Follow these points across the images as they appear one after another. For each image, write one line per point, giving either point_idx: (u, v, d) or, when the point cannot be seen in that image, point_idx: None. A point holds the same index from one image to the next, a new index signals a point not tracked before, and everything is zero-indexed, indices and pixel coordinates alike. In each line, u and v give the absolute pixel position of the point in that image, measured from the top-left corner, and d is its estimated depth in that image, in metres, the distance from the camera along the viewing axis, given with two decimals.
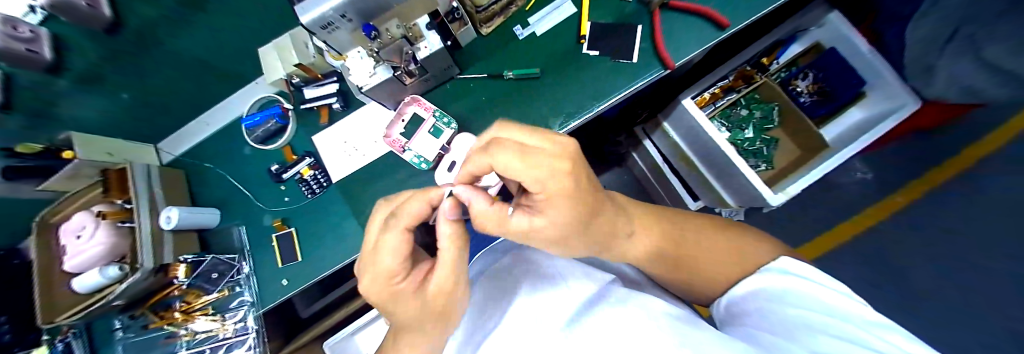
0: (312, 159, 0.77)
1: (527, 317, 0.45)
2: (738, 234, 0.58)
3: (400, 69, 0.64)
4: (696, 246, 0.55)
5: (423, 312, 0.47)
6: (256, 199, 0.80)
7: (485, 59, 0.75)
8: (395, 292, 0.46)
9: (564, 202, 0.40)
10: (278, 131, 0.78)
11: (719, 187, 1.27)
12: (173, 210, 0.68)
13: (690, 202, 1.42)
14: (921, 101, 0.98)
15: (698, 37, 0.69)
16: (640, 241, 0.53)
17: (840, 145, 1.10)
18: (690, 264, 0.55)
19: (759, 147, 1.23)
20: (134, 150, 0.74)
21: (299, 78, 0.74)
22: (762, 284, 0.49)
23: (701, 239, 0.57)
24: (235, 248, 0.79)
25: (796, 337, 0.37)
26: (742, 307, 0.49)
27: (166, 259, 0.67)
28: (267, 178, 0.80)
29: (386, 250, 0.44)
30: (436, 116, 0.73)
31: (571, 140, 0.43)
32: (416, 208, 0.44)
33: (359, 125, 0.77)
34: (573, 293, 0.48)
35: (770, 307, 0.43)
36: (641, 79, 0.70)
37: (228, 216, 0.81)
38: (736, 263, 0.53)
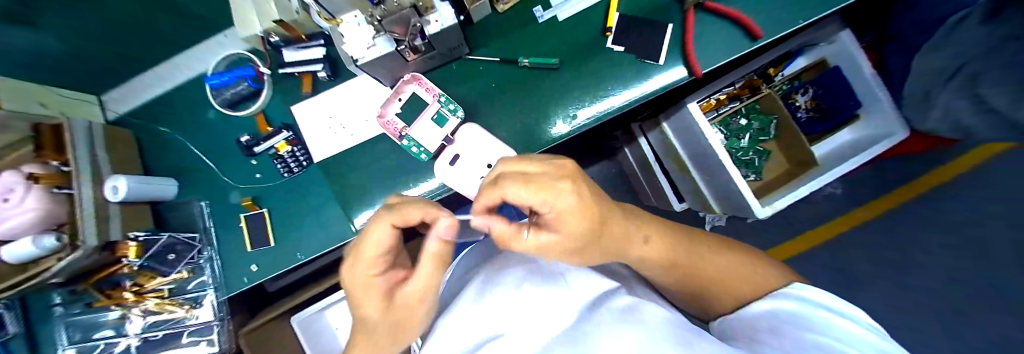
0: (291, 134, 0.68)
1: (525, 306, 0.41)
2: (756, 259, 0.55)
3: (404, 44, 0.55)
4: (716, 264, 0.53)
5: (385, 311, 0.46)
6: (222, 173, 0.71)
7: (497, 41, 0.68)
8: (370, 285, 0.45)
9: (577, 213, 0.39)
10: (250, 96, 0.68)
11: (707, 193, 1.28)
12: (120, 179, 0.57)
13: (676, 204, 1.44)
14: (906, 132, 1.00)
15: (728, 45, 0.65)
16: (653, 248, 0.50)
17: (829, 163, 1.12)
18: (708, 283, 0.52)
19: (752, 158, 1.24)
20: (74, 100, 0.62)
21: (278, 36, 0.63)
22: (774, 307, 0.44)
23: (719, 258, 0.54)
24: (195, 226, 0.70)
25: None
26: (747, 327, 0.45)
27: (113, 236, 0.57)
28: (235, 150, 0.71)
29: (372, 245, 0.42)
30: (441, 101, 0.64)
31: (567, 159, 0.46)
32: (411, 214, 0.43)
33: (348, 100, 0.68)
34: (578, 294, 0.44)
35: (779, 331, 0.39)
36: (663, 84, 0.65)
37: (191, 190, 0.72)
38: (755, 288, 0.49)
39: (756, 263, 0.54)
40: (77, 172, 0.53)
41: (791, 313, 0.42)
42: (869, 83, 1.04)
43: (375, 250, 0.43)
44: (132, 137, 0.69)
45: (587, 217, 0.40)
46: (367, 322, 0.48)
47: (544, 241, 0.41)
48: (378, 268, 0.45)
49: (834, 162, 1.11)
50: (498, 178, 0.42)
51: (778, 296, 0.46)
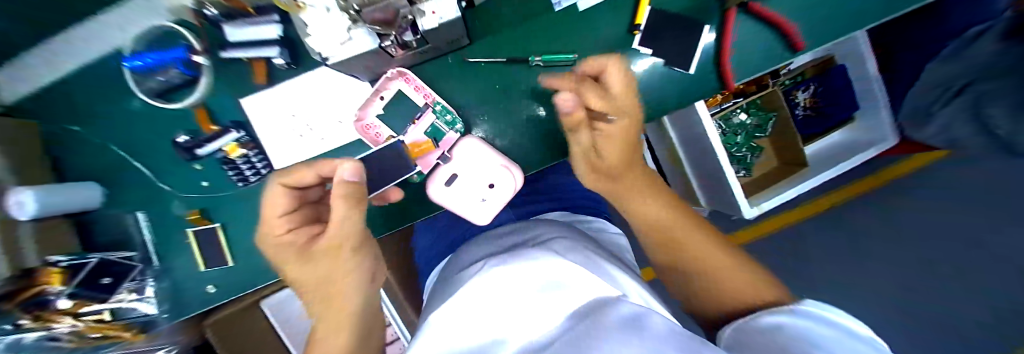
0: (245, 135, 0.55)
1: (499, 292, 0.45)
2: (761, 271, 0.54)
3: (389, 39, 0.42)
4: (720, 257, 0.56)
5: (317, 272, 0.47)
6: (156, 178, 0.57)
7: (507, 32, 0.56)
8: (286, 242, 0.47)
9: (617, 136, 0.56)
10: (184, 85, 0.53)
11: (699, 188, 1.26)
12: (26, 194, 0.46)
13: None
14: (898, 139, 1.03)
15: (765, 55, 0.57)
16: (655, 209, 0.60)
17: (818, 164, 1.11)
18: (702, 265, 0.56)
19: (745, 154, 1.21)
20: None
21: (215, 7, 0.50)
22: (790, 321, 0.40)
23: (727, 257, 0.56)
24: (130, 243, 0.59)
25: None
26: (758, 338, 0.40)
27: (26, 262, 0.47)
28: (172, 152, 0.57)
29: (272, 202, 0.45)
30: (437, 112, 0.53)
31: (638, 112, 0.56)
32: (298, 177, 0.44)
33: (314, 95, 0.55)
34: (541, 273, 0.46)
35: (793, 339, 0.34)
36: (689, 98, 0.59)
37: (122, 199, 0.58)
38: (747, 291, 0.50)
39: (736, 260, 0.55)
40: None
41: (812, 327, 0.37)
42: (869, 83, 1.05)
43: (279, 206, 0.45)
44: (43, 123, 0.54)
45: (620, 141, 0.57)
46: (308, 287, 0.49)
47: (588, 160, 0.59)
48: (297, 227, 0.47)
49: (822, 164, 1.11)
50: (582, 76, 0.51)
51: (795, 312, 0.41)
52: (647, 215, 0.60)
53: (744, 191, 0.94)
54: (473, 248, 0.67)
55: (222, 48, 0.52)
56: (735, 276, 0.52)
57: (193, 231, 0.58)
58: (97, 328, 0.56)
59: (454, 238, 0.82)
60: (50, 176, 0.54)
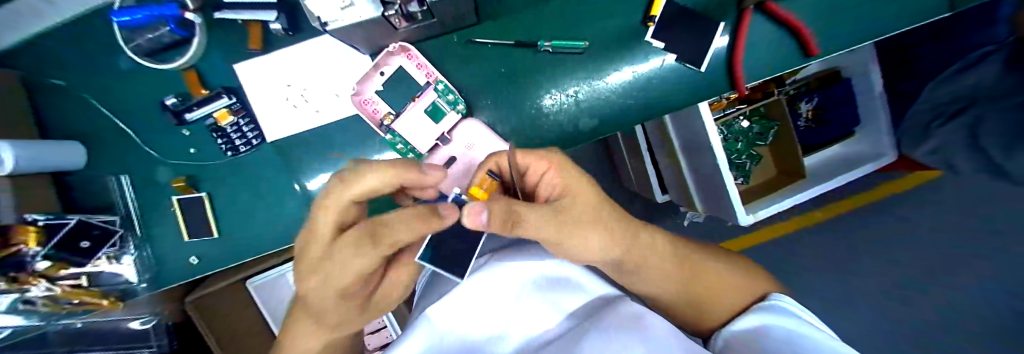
0: (236, 102, 0.53)
1: (494, 286, 0.46)
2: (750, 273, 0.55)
3: (395, 8, 0.40)
4: (714, 279, 0.51)
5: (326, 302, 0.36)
6: (143, 143, 0.55)
7: (514, 15, 0.54)
8: (319, 258, 0.32)
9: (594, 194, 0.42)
10: (176, 45, 0.51)
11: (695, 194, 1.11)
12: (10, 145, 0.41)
13: (658, 195, 1.27)
14: (895, 155, 1.00)
15: (776, 59, 0.57)
16: (676, 260, 0.50)
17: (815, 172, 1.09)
18: (703, 281, 0.51)
19: (744, 161, 1.20)
20: None
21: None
22: (772, 315, 0.43)
23: (715, 271, 0.53)
24: (111, 207, 0.55)
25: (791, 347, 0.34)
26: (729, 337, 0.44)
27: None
28: (160, 115, 0.54)
29: (329, 204, 0.31)
30: (438, 90, 0.52)
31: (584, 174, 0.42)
32: (407, 217, 0.31)
33: (313, 65, 0.53)
34: (520, 272, 0.48)
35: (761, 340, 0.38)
36: (698, 95, 0.58)
37: (105, 162, 0.55)
38: (744, 292, 0.51)
39: (722, 267, 0.54)
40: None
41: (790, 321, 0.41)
42: (873, 101, 1.03)
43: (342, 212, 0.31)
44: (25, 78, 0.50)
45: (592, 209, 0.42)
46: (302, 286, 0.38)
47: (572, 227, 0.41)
48: (356, 256, 0.31)
49: (820, 172, 1.08)
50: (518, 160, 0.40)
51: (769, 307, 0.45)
52: (654, 272, 0.48)
53: (740, 199, 0.89)
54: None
55: (216, 9, 0.50)
56: (729, 285, 0.51)
57: (177, 199, 0.55)
58: (73, 295, 0.54)
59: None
60: (34, 131, 0.50)
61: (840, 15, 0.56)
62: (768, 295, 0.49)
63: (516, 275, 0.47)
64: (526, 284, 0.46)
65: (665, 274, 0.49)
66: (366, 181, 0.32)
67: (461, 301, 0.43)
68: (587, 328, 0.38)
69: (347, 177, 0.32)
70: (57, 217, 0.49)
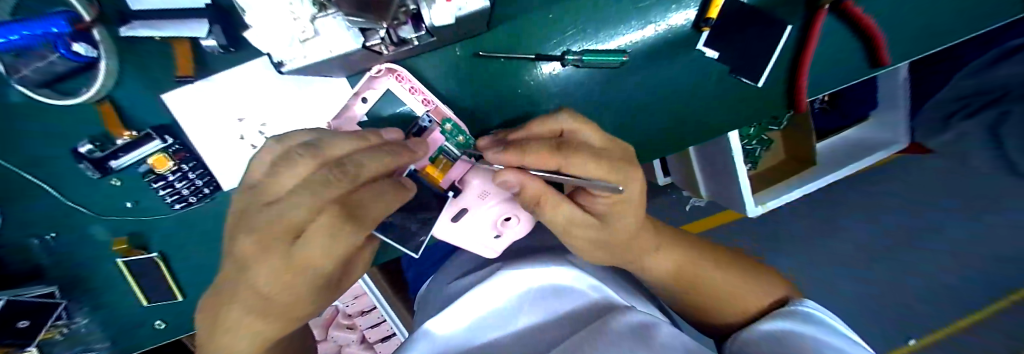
0: (173, 144, 0.40)
1: (484, 305, 0.40)
2: (757, 273, 0.48)
3: (380, 35, 0.28)
4: (713, 273, 0.46)
5: (263, 306, 0.27)
6: (61, 195, 0.41)
7: (529, 17, 0.42)
8: (270, 246, 0.25)
9: (634, 205, 0.37)
10: (77, 71, 0.36)
11: (702, 182, 0.93)
12: None
13: (660, 178, 1.06)
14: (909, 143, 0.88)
15: (841, 70, 0.48)
16: (669, 256, 0.45)
17: (825, 159, 0.97)
18: (705, 284, 0.45)
19: (754, 147, 1.04)
20: None
21: None
22: (820, 331, 0.33)
23: (714, 272, 0.46)
24: (43, 274, 0.43)
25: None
26: (752, 345, 0.35)
27: None
28: (75, 163, 0.40)
29: (300, 185, 0.25)
30: (445, 131, 0.40)
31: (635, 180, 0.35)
32: (382, 188, 0.30)
33: (267, 91, 0.40)
34: (512, 282, 0.43)
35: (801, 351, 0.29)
36: (749, 114, 0.50)
37: (14, 224, 0.41)
38: (751, 288, 0.44)
39: (719, 261, 0.48)
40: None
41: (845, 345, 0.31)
42: (893, 81, 0.87)
43: (329, 193, 0.25)
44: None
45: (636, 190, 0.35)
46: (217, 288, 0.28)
47: (591, 228, 0.37)
48: (333, 244, 0.26)
49: (833, 157, 0.96)
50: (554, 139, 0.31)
51: (805, 319, 0.36)
52: (657, 268, 0.44)
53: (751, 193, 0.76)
54: (452, 265, 0.55)
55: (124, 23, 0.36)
56: (745, 287, 0.44)
57: (123, 264, 0.44)
58: None
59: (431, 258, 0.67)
60: None
61: (919, 14, 0.47)
62: (795, 300, 0.40)
63: (512, 284, 0.42)
64: (523, 294, 0.41)
65: (662, 271, 0.45)
66: (349, 156, 0.27)
67: (462, 309, 0.40)
68: (585, 338, 0.32)
69: (306, 140, 0.27)
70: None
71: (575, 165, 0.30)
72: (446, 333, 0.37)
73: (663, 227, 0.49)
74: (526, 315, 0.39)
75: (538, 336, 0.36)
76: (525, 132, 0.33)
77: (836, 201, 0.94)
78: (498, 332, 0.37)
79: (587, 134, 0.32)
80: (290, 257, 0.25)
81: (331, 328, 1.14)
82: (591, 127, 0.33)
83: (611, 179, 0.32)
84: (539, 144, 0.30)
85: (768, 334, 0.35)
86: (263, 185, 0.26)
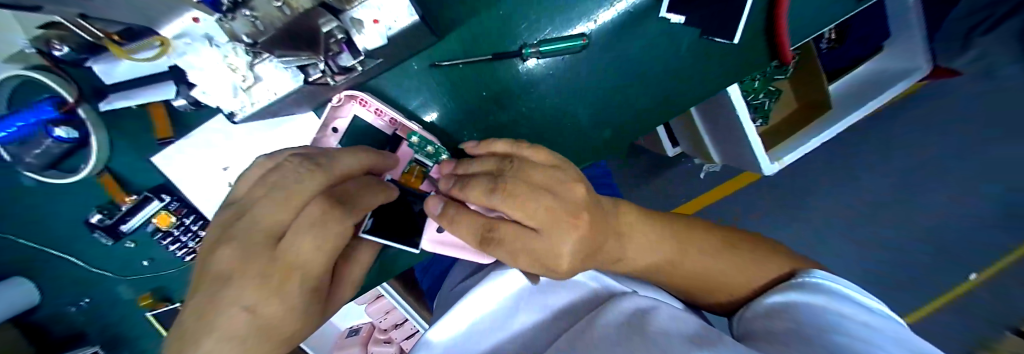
0: (172, 201, 0.43)
1: (482, 309, 0.40)
2: (762, 245, 0.43)
3: (319, 68, 0.28)
4: (707, 261, 0.40)
5: (252, 337, 0.20)
6: (87, 264, 0.45)
7: (480, 19, 0.41)
8: (254, 255, 0.20)
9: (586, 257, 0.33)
10: (72, 150, 0.39)
11: (709, 143, 0.91)
12: None
13: (671, 148, 1.03)
14: (931, 66, 0.82)
15: (828, 11, 0.44)
16: (654, 253, 0.39)
17: (841, 100, 0.90)
18: (700, 276, 0.40)
19: (763, 100, 0.97)
20: None
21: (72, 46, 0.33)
22: (841, 302, 0.31)
23: (711, 260, 0.40)
24: (88, 335, 0.47)
25: (844, 333, 0.26)
26: (781, 321, 0.31)
27: None
28: (90, 234, 0.44)
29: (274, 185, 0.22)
30: (413, 144, 0.39)
31: (581, 223, 0.30)
32: (372, 184, 0.28)
33: (241, 137, 0.41)
34: (510, 284, 0.41)
35: (829, 334, 0.26)
36: (730, 77, 0.47)
37: (54, 294, 0.45)
38: (754, 268, 0.39)
39: (717, 240, 0.42)
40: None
41: (901, 334, 0.26)
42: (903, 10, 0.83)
43: (304, 188, 0.22)
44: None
45: (569, 241, 0.30)
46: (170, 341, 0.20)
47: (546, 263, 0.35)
48: (320, 237, 0.21)
49: (850, 96, 0.89)
50: (482, 232, 0.31)
51: (844, 298, 0.31)
52: (634, 262, 0.38)
53: (763, 149, 0.74)
54: (456, 271, 0.55)
55: (99, 97, 0.38)
56: (736, 269, 0.39)
57: (153, 316, 0.47)
58: None
59: (433, 270, 0.66)
60: None
61: None
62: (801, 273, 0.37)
63: (506, 285, 0.41)
64: (517, 292, 0.40)
65: (638, 269, 0.39)
66: (323, 156, 0.25)
67: (463, 314, 0.39)
68: (580, 335, 0.33)
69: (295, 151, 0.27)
70: None
71: (508, 243, 0.31)
72: (446, 339, 0.38)
73: (649, 211, 0.42)
74: (523, 313, 0.39)
75: (536, 336, 0.36)
76: (476, 166, 0.35)
77: (852, 156, 0.98)
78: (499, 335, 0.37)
79: (520, 190, 0.30)
80: (274, 261, 0.20)
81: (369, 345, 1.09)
82: (539, 168, 0.32)
83: (541, 266, 0.31)
84: (471, 225, 0.32)
85: (805, 310, 0.30)
86: (245, 199, 0.24)
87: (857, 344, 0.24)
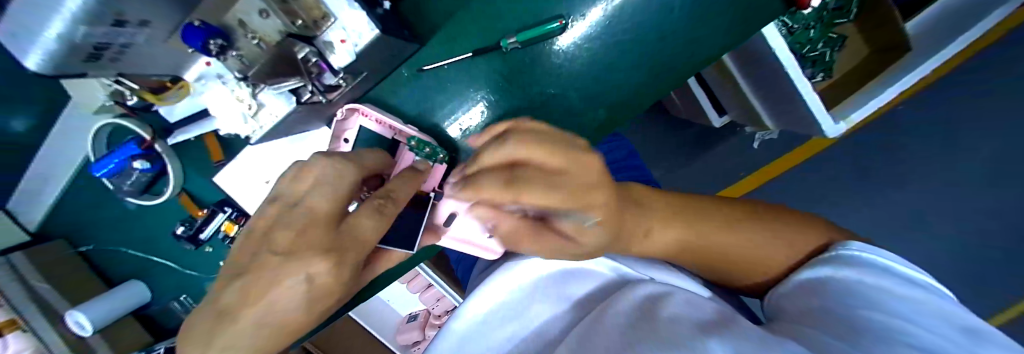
0: (232, 211, 0.51)
1: (499, 301, 0.40)
2: (789, 215, 0.39)
3: (308, 89, 0.31)
4: (738, 239, 0.36)
5: (312, 300, 0.25)
6: (179, 266, 0.56)
7: (457, 18, 0.43)
8: (314, 231, 0.25)
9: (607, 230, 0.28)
10: (156, 178, 0.50)
11: (757, 107, 0.84)
12: (76, 315, 0.48)
13: (712, 120, 0.96)
14: None
15: None
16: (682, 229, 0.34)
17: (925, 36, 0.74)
18: (730, 252, 0.36)
19: (823, 51, 0.84)
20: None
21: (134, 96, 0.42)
22: (875, 274, 0.28)
23: (744, 235, 0.35)
24: None
25: (885, 311, 0.23)
26: (808, 300, 0.28)
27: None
28: (178, 243, 0.54)
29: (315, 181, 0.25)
30: (411, 147, 0.42)
31: (602, 193, 0.26)
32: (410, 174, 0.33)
33: (278, 153, 0.48)
34: (529, 276, 0.41)
35: (861, 315, 0.23)
36: (736, 30, 0.44)
37: (161, 291, 0.57)
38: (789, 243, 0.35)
39: (745, 214, 0.37)
40: (20, 313, 0.46)
41: (943, 305, 0.24)
42: None
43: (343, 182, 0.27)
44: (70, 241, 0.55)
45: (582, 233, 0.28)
46: (226, 314, 0.22)
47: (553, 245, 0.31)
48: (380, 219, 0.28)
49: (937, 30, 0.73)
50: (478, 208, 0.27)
51: (887, 271, 0.28)
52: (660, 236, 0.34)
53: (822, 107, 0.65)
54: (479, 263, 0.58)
55: (168, 133, 0.48)
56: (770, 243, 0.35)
57: None
58: None
59: (466, 261, 0.69)
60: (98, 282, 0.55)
61: None
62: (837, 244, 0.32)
63: (519, 276, 0.41)
64: (536, 282, 0.41)
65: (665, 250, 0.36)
66: (357, 154, 0.32)
67: (482, 304, 0.40)
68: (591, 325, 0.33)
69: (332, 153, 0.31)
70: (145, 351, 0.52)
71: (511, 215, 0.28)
72: (465, 326, 0.39)
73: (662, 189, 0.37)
74: (539, 303, 0.40)
75: (553, 328, 0.38)
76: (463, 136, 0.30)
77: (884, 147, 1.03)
78: (518, 328, 0.38)
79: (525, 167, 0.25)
80: (339, 236, 0.25)
81: (427, 329, 1.17)
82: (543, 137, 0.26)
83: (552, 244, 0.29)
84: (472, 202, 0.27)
85: (840, 288, 0.27)
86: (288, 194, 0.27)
87: (910, 330, 0.21)
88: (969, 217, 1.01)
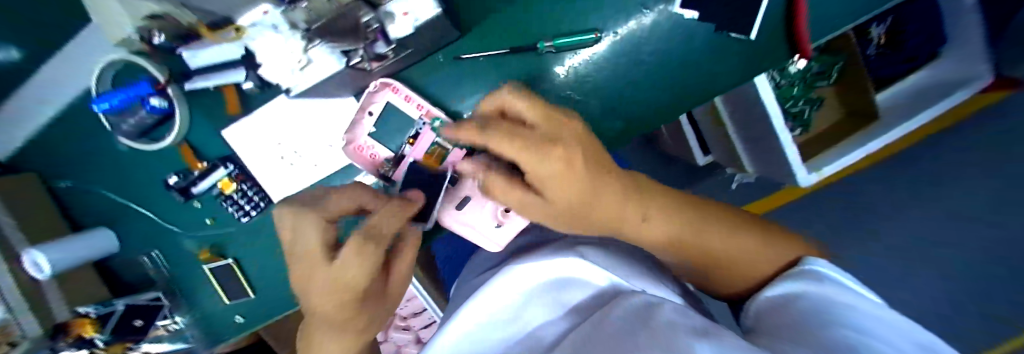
0: (234, 169, 0.50)
1: (491, 307, 0.36)
2: (772, 230, 0.41)
3: (360, 54, 0.34)
4: (721, 241, 0.38)
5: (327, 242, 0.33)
6: (160, 219, 0.53)
7: (500, 16, 0.45)
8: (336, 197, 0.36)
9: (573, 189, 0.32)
10: (160, 122, 0.48)
11: (742, 150, 0.91)
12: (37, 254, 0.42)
13: (700, 157, 1.02)
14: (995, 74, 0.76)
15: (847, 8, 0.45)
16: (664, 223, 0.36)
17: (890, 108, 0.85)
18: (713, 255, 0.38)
19: (803, 108, 0.93)
20: None
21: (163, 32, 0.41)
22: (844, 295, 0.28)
23: (724, 239, 0.38)
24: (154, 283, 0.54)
25: (844, 324, 0.23)
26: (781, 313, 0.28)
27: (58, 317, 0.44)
28: (167, 193, 0.52)
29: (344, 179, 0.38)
30: (435, 127, 0.44)
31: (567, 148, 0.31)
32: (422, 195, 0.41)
33: (297, 118, 0.48)
34: (523, 282, 0.39)
35: (831, 324, 0.22)
36: (752, 69, 0.48)
37: (134, 243, 0.54)
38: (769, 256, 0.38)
39: (731, 222, 0.40)
40: None
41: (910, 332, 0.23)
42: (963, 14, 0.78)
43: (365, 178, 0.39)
44: (42, 176, 0.51)
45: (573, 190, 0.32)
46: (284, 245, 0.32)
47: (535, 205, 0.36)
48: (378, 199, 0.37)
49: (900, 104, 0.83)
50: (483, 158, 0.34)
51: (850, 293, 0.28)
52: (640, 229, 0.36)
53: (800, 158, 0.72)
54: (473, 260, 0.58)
55: (185, 78, 0.47)
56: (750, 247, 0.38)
57: (208, 270, 0.53)
58: None
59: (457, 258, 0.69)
60: (63, 223, 0.50)
61: None
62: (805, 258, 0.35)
63: (515, 279, 0.39)
64: (529, 289, 0.38)
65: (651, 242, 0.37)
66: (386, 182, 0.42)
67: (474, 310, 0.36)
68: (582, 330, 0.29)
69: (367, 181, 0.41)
70: (103, 306, 0.47)
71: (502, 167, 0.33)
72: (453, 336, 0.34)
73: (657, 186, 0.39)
74: (534, 308, 0.35)
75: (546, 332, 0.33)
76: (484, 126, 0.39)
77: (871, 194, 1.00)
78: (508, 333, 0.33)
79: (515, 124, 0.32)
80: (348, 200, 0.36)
81: (390, 331, 1.13)
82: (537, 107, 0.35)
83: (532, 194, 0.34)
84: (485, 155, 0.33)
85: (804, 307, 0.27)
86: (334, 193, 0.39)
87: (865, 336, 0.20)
88: (962, 244, 0.88)
